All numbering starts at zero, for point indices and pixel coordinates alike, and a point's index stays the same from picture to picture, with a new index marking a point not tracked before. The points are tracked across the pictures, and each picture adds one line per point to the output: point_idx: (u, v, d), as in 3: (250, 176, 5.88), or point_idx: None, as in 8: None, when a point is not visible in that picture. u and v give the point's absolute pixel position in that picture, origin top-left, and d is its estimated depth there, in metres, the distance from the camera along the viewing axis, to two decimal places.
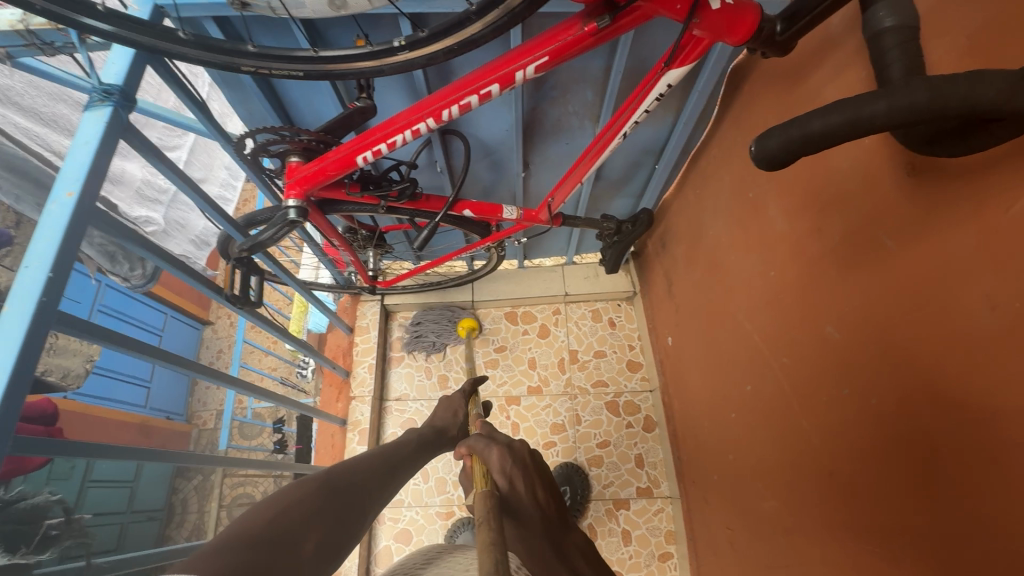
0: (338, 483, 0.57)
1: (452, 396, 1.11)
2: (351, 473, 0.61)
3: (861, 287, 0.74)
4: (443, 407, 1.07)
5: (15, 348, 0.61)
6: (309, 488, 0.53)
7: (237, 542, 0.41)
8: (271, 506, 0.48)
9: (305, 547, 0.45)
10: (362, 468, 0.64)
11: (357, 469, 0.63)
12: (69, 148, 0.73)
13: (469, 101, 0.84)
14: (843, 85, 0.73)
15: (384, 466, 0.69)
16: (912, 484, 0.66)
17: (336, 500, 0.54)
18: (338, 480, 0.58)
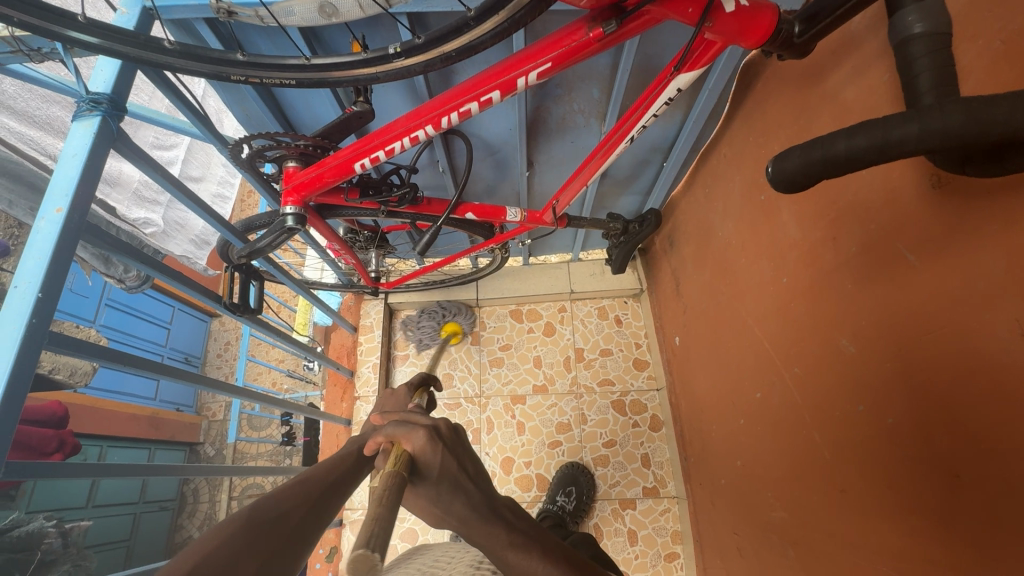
0: (270, 514, 0.47)
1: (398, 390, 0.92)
2: (288, 494, 0.51)
3: (878, 302, 0.71)
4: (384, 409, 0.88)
5: (6, 373, 0.60)
6: (239, 521, 0.45)
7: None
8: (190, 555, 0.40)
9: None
10: (301, 487, 0.54)
11: (297, 491, 0.53)
12: (56, 161, 0.71)
13: (469, 107, 0.80)
14: (865, 88, 0.69)
15: (331, 479, 0.57)
16: (927, 510, 0.64)
17: (266, 535, 0.45)
18: (272, 507, 0.48)
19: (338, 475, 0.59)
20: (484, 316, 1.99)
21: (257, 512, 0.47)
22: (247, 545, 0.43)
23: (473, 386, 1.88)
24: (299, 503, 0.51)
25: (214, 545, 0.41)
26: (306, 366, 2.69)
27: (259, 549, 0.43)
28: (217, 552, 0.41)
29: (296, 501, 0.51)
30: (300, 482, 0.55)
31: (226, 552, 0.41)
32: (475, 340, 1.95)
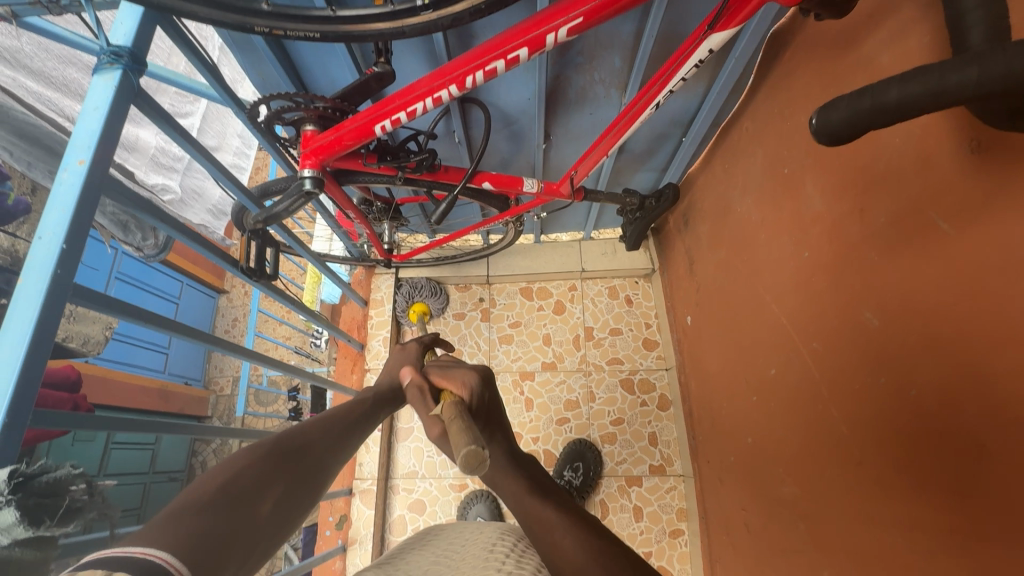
0: (296, 444, 0.58)
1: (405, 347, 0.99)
2: (312, 429, 0.62)
3: (905, 273, 0.70)
4: (398, 361, 0.95)
5: (31, 321, 0.60)
6: (260, 451, 0.54)
7: (185, 509, 0.42)
8: (216, 477, 0.48)
9: (256, 515, 0.46)
10: (323, 423, 0.65)
11: (321, 426, 0.64)
12: (78, 114, 0.70)
13: (495, 66, 0.79)
14: (902, 53, 0.68)
15: (351, 417, 0.70)
16: (949, 481, 0.64)
17: (289, 462, 0.55)
18: (297, 437, 0.59)
19: (356, 415, 0.72)
20: (495, 293, 1.99)
21: (284, 440, 0.57)
22: (270, 471, 0.52)
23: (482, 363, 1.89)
24: (322, 434, 0.62)
25: (236, 471, 0.49)
26: (313, 342, 2.69)
27: (285, 472, 0.53)
28: (242, 476, 0.49)
29: (317, 437, 0.61)
30: (326, 418, 0.67)
31: (252, 474, 0.50)
32: (484, 317, 1.95)
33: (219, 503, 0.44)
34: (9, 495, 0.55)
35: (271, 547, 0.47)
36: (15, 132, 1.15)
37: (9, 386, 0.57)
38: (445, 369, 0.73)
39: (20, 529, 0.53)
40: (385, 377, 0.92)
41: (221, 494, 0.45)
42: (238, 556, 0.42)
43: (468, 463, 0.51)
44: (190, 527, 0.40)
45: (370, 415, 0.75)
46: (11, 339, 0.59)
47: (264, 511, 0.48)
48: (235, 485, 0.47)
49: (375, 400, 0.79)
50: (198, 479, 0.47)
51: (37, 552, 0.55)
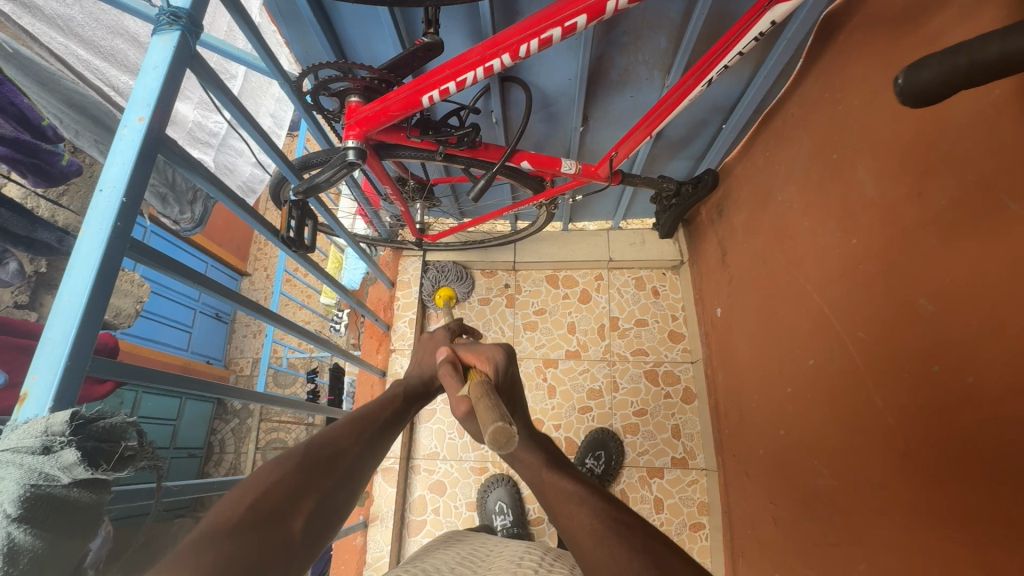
0: (326, 454, 0.63)
1: (434, 332, 1.04)
2: (342, 434, 0.68)
3: (969, 257, 0.68)
4: (426, 350, 1.00)
5: (93, 268, 0.61)
6: (294, 462, 0.60)
7: (228, 523, 0.49)
8: (254, 489, 0.54)
9: (293, 526, 0.53)
10: (350, 428, 0.70)
11: (350, 432, 0.69)
12: (137, 73, 0.71)
13: (550, 34, 0.83)
14: (973, 28, 0.65)
15: (378, 421, 0.75)
16: (1008, 469, 0.62)
17: (318, 473, 0.60)
18: (329, 446, 0.64)
19: (385, 419, 0.76)
20: (520, 280, 1.99)
21: (316, 450, 0.62)
22: (302, 483, 0.58)
23: None
24: (352, 441, 0.68)
25: (271, 485, 0.55)
26: (332, 326, 2.72)
27: (315, 487, 0.59)
28: (278, 486, 0.56)
29: (348, 445, 0.66)
30: (357, 421, 0.72)
31: (286, 489, 0.56)
32: (509, 303, 1.95)
33: (255, 518, 0.51)
34: (69, 436, 0.53)
35: (304, 561, 0.54)
36: (65, 100, 1.20)
37: (71, 329, 0.58)
38: (471, 348, 0.83)
39: (80, 469, 0.53)
40: (414, 368, 0.97)
41: (256, 509, 0.51)
42: (276, 566, 0.49)
43: (494, 442, 0.57)
44: (227, 541, 0.46)
45: (400, 418, 0.80)
46: (74, 286, 0.60)
47: (298, 522, 0.54)
48: (270, 500, 0.54)
49: (403, 398, 0.83)
50: (237, 489, 0.54)
51: (93, 495, 0.56)
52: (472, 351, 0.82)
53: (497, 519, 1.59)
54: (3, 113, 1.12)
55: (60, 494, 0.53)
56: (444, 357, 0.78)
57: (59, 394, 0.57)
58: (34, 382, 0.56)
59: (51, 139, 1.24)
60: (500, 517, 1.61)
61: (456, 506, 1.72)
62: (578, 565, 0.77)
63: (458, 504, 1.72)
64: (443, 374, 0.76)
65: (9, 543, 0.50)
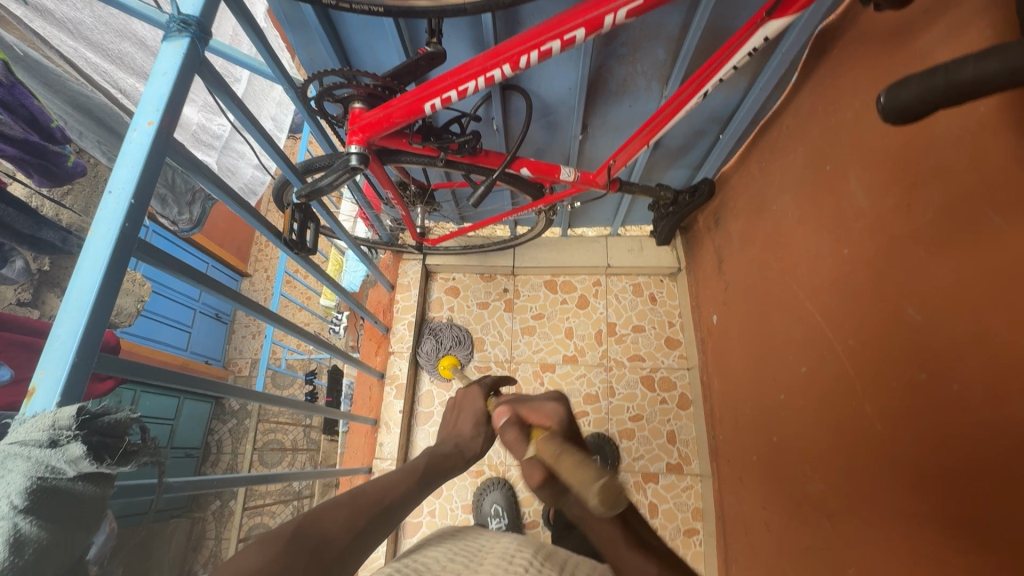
0: (312, 541, 0.53)
1: (468, 388, 0.96)
2: (337, 515, 0.58)
3: (954, 267, 0.69)
4: (463, 409, 0.93)
5: (101, 267, 0.63)
6: (275, 545, 0.50)
7: None
8: (225, 572, 0.45)
9: None
10: (351, 509, 0.59)
11: (346, 513, 0.59)
12: (147, 78, 0.73)
13: (550, 46, 0.85)
14: (959, 46, 0.67)
15: (387, 500, 0.64)
16: (992, 474, 0.63)
17: (304, 559, 0.50)
18: (316, 531, 0.54)
19: (393, 501, 0.65)
20: (519, 284, 2.01)
21: (304, 534, 0.53)
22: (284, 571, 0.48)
23: (504, 352, 1.90)
24: (347, 524, 0.57)
25: (245, 571, 0.46)
26: (332, 327, 2.73)
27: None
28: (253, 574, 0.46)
29: (340, 531, 0.56)
30: (361, 497, 0.62)
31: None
32: (508, 307, 1.97)
33: None
34: (76, 430, 0.55)
35: None
36: (70, 102, 1.29)
37: (78, 326, 0.60)
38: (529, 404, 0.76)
39: (85, 464, 0.54)
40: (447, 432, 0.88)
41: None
42: None
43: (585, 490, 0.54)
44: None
45: (409, 499, 0.68)
46: (83, 285, 0.62)
47: None
48: None
49: (427, 469, 0.76)
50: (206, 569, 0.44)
51: (96, 488, 0.57)
52: (532, 407, 0.75)
53: (493, 522, 1.60)
54: (13, 115, 1.13)
55: (66, 487, 0.54)
56: (507, 418, 0.71)
57: (66, 388, 0.58)
58: (42, 378, 0.57)
59: (59, 140, 1.27)
60: (495, 519, 1.61)
61: (452, 508, 1.73)
62: (568, 566, 0.77)
63: (454, 506, 1.73)
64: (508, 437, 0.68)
65: (17, 534, 0.50)
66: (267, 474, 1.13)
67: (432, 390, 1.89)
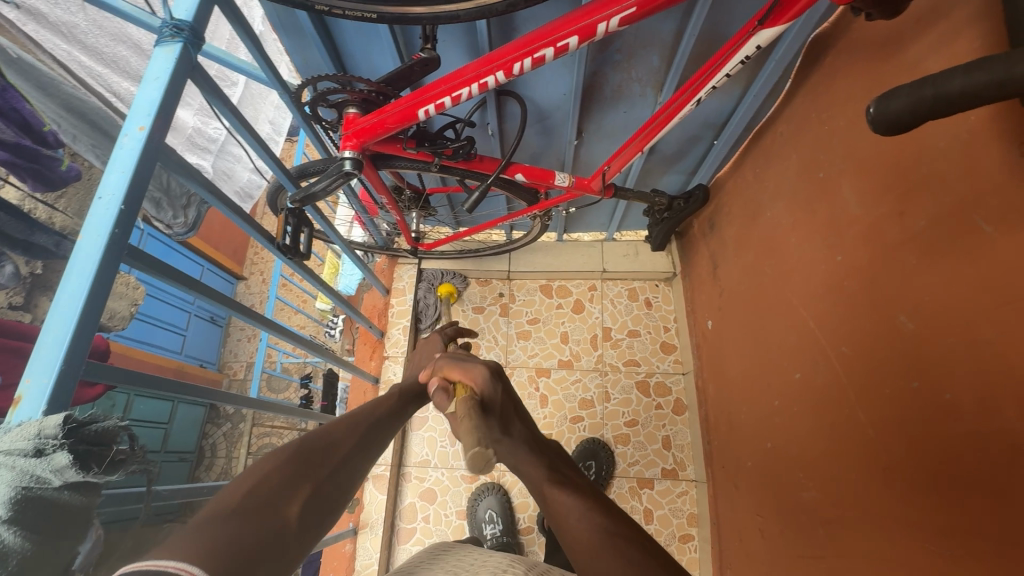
0: (319, 445, 0.64)
1: (429, 338, 1.06)
2: (335, 428, 0.69)
3: (945, 276, 0.70)
4: (424, 353, 1.02)
5: (90, 275, 0.62)
6: (289, 454, 0.61)
7: (220, 513, 0.49)
8: (249, 480, 0.55)
9: (288, 514, 0.53)
10: (346, 424, 0.70)
11: (346, 427, 0.70)
12: (139, 83, 0.73)
13: (544, 54, 0.85)
14: (952, 56, 0.68)
15: (374, 415, 0.76)
16: (985, 485, 0.63)
17: (312, 462, 0.61)
18: (321, 440, 0.65)
19: (382, 413, 0.78)
20: (514, 289, 2.01)
21: (309, 444, 0.63)
22: (297, 474, 0.58)
23: (499, 357, 1.90)
24: (345, 434, 0.68)
25: (263, 477, 0.55)
26: (327, 332, 2.71)
27: (309, 479, 0.58)
28: (270, 480, 0.55)
29: (343, 436, 0.68)
30: (351, 417, 0.73)
31: (280, 479, 0.56)
32: (503, 312, 1.97)
33: (243, 510, 0.50)
34: (62, 439, 0.54)
35: (301, 546, 0.52)
36: (64, 105, 1.25)
37: (66, 334, 0.59)
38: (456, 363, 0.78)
39: (72, 473, 0.54)
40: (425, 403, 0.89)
41: (251, 498, 0.52)
42: (273, 554, 0.48)
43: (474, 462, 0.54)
44: (224, 531, 0.46)
45: (396, 416, 0.80)
46: (71, 292, 0.61)
47: (294, 511, 0.54)
48: (266, 488, 0.54)
49: (401, 396, 0.86)
50: (232, 482, 0.54)
51: (83, 497, 0.57)
52: (459, 369, 0.75)
53: (487, 528, 1.59)
54: (6, 119, 1.14)
55: (50, 497, 0.53)
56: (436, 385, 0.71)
57: (53, 397, 0.58)
58: (28, 386, 0.57)
59: (52, 144, 1.25)
60: (490, 526, 1.60)
61: (446, 514, 1.72)
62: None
63: (448, 512, 1.72)
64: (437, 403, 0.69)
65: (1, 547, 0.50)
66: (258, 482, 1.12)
67: None
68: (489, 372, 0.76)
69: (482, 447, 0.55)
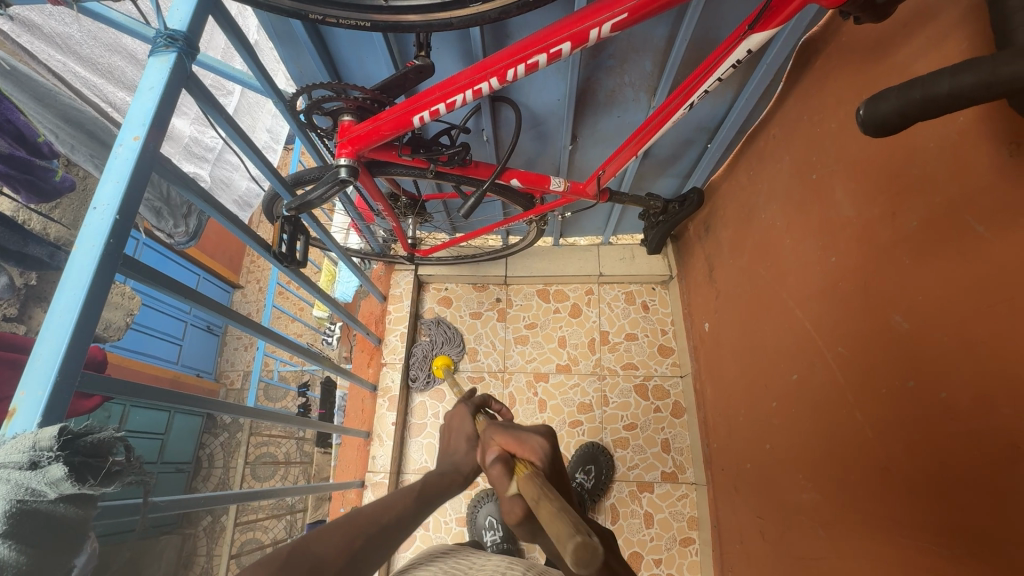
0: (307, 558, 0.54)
1: (454, 409, 0.86)
2: (335, 536, 0.59)
3: (938, 275, 0.70)
4: (453, 430, 0.84)
5: (85, 284, 0.62)
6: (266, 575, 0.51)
7: None
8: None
9: None
10: (347, 532, 0.60)
11: (343, 535, 0.60)
12: (134, 93, 0.73)
13: (537, 59, 0.86)
14: (938, 58, 0.69)
15: (390, 515, 0.66)
16: (982, 484, 0.63)
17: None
18: (310, 556, 0.55)
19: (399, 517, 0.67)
20: (511, 294, 2.01)
21: (298, 556, 0.54)
22: None
23: (497, 362, 1.90)
24: (343, 553, 0.58)
25: None
26: (324, 339, 2.71)
27: None
28: None
29: (335, 554, 0.57)
30: (359, 520, 0.63)
31: None
32: (501, 317, 1.97)
33: None
34: (57, 451, 0.53)
35: None
36: (61, 116, 1.24)
37: (61, 345, 0.59)
38: (512, 431, 0.67)
39: (67, 485, 0.53)
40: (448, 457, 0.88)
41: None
42: None
43: (575, 560, 0.40)
44: None
45: (414, 516, 0.69)
46: (66, 303, 0.61)
47: None
48: None
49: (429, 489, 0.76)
50: None
51: (79, 510, 0.55)
52: (516, 437, 0.66)
53: (487, 535, 1.59)
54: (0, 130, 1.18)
55: (45, 510, 0.52)
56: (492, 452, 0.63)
57: (48, 408, 0.57)
58: (23, 398, 0.56)
59: (46, 155, 1.30)
60: (489, 532, 1.60)
61: (446, 521, 1.72)
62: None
63: (448, 520, 1.72)
64: (492, 478, 0.59)
65: None
66: (258, 491, 1.11)
67: (424, 402, 1.87)
68: (549, 441, 0.68)
69: (582, 540, 0.40)
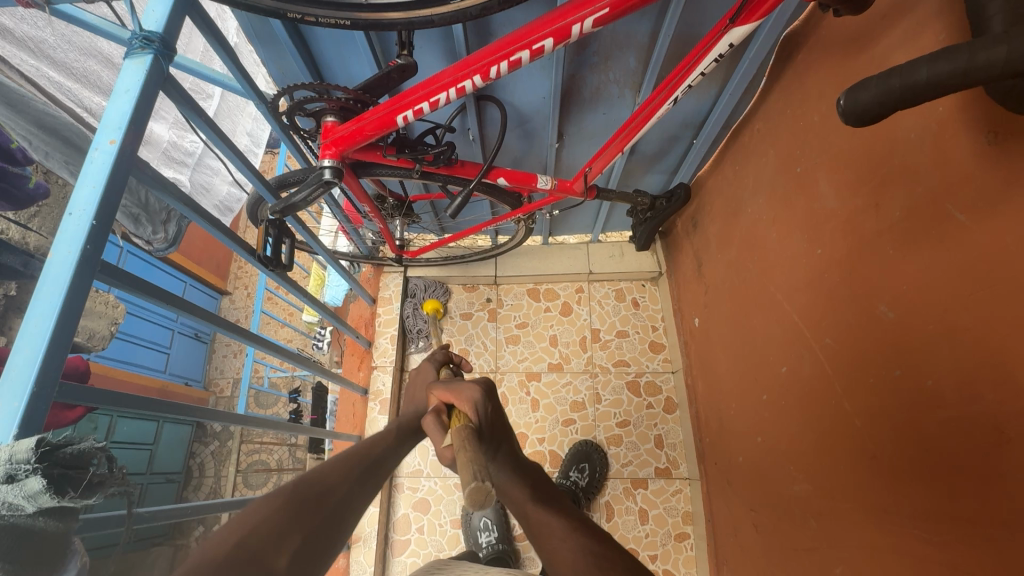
0: (314, 489, 0.58)
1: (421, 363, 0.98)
2: (334, 471, 0.63)
3: (922, 264, 0.71)
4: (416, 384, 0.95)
5: (61, 293, 0.60)
6: (279, 501, 0.55)
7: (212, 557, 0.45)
8: (233, 532, 0.49)
9: (278, 562, 0.48)
10: (341, 464, 0.65)
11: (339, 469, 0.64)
12: (109, 96, 0.71)
13: (520, 56, 0.85)
14: (917, 49, 0.69)
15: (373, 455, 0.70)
16: (971, 472, 0.64)
17: (307, 508, 0.56)
18: (317, 483, 0.60)
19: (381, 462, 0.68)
20: (502, 293, 2.00)
21: (305, 488, 0.58)
22: (291, 519, 0.53)
23: (488, 362, 1.89)
24: (341, 479, 0.62)
25: (257, 524, 0.51)
26: (315, 344, 2.68)
27: (301, 525, 0.53)
28: (267, 522, 0.51)
29: (338, 481, 0.61)
30: (349, 456, 0.67)
31: (274, 523, 0.52)
32: (491, 317, 1.97)
33: (237, 556, 0.46)
34: (35, 463, 0.51)
35: None
36: (34, 122, 1.22)
37: (37, 356, 0.57)
38: (449, 384, 0.71)
39: (45, 498, 0.51)
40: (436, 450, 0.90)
41: (243, 545, 0.47)
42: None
43: (474, 500, 0.47)
44: None
45: (392, 453, 0.74)
46: (40, 312, 0.59)
47: (284, 562, 0.49)
48: (256, 535, 0.49)
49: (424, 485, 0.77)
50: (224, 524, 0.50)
51: (60, 523, 0.54)
52: (450, 388, 0.71)
53: (482, 536, 1.58)
54: None
55: (25, 524, 0.51)
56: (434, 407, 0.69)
57: (25, 419, 0.56)
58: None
59: (20, 161, 1.26)
60: (485, 534, 1.59)
61: (441, 524, 1.71)
62: None
63: (443, 522, 1.71)
64: (427, 426, 0.67)
65: None
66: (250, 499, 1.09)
67: None
68: (483, 392, 0.72)
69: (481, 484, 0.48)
